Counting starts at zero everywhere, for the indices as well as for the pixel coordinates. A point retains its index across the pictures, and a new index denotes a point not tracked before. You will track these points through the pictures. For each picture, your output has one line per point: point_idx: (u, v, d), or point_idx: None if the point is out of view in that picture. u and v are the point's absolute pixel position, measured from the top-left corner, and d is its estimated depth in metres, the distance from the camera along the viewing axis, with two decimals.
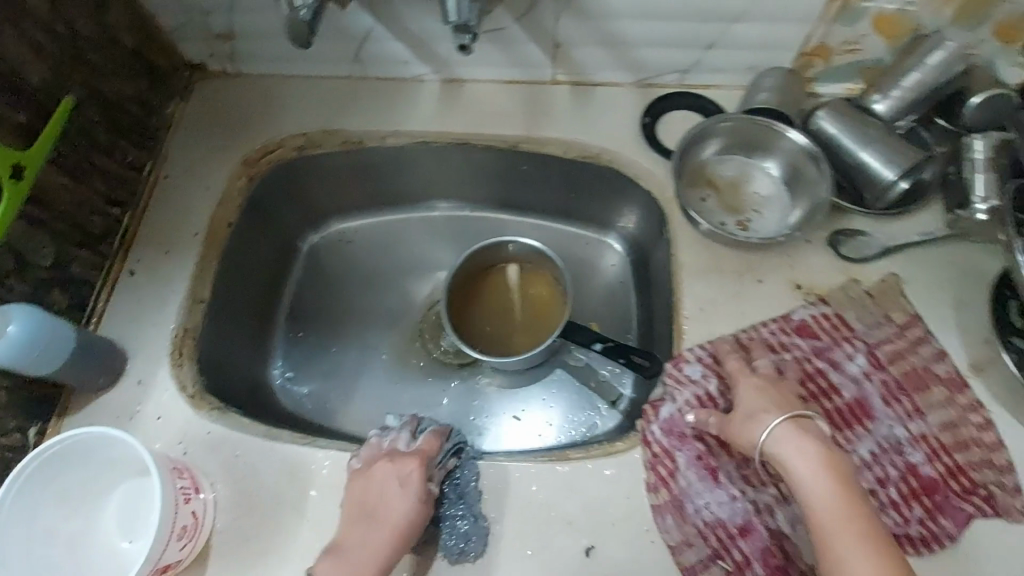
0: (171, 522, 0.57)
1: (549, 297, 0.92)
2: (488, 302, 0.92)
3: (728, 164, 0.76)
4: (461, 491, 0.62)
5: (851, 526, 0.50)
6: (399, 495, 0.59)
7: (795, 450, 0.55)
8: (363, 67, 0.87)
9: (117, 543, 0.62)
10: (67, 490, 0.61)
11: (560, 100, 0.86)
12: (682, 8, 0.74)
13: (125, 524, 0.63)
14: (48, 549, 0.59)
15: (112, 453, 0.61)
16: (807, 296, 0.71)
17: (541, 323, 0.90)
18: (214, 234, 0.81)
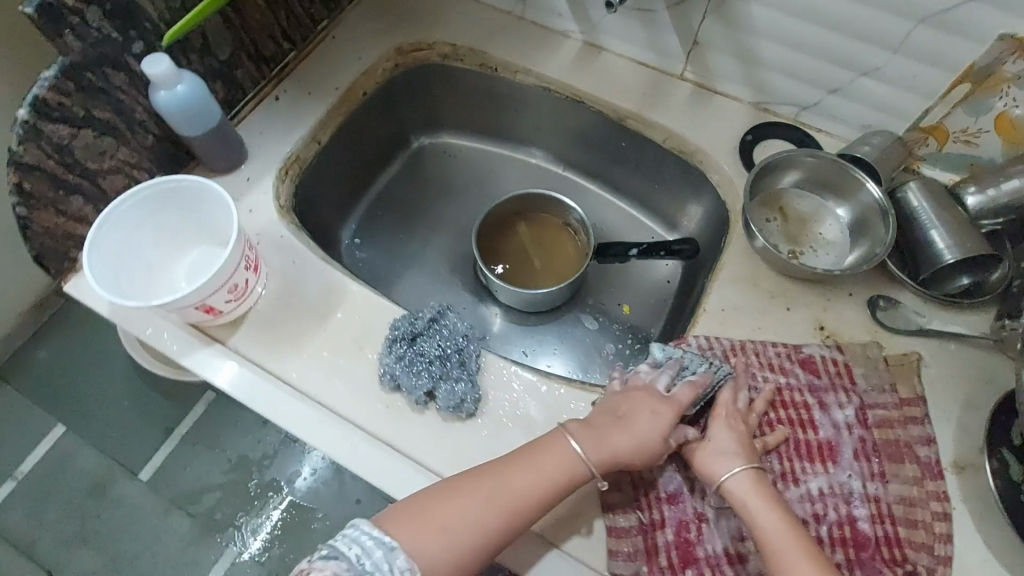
0: (228, 276, 0.68)
1: (560, 243, 1.04)
2: (515, 245, 1.04)
3: (806, 200, 0.80)
4: (462, 361, 0.69)
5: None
6: (660, 415, 0.63)
7: (759, 506, 0.59)
8: (525, 8, 0.98)
9: (177, 280, 0.77)
10: (161, 224, 0.75)
11: (679, 95, 0.92)
12: (821, 46, 0.79)
13: (191, 270, 0.77)
14: (132, 259, 0.73)
15: (206, 211, 0.75)
16: (825, 339, 0.74)
17: (558, 269, 1.02)
18: (349, 95, 0.94)
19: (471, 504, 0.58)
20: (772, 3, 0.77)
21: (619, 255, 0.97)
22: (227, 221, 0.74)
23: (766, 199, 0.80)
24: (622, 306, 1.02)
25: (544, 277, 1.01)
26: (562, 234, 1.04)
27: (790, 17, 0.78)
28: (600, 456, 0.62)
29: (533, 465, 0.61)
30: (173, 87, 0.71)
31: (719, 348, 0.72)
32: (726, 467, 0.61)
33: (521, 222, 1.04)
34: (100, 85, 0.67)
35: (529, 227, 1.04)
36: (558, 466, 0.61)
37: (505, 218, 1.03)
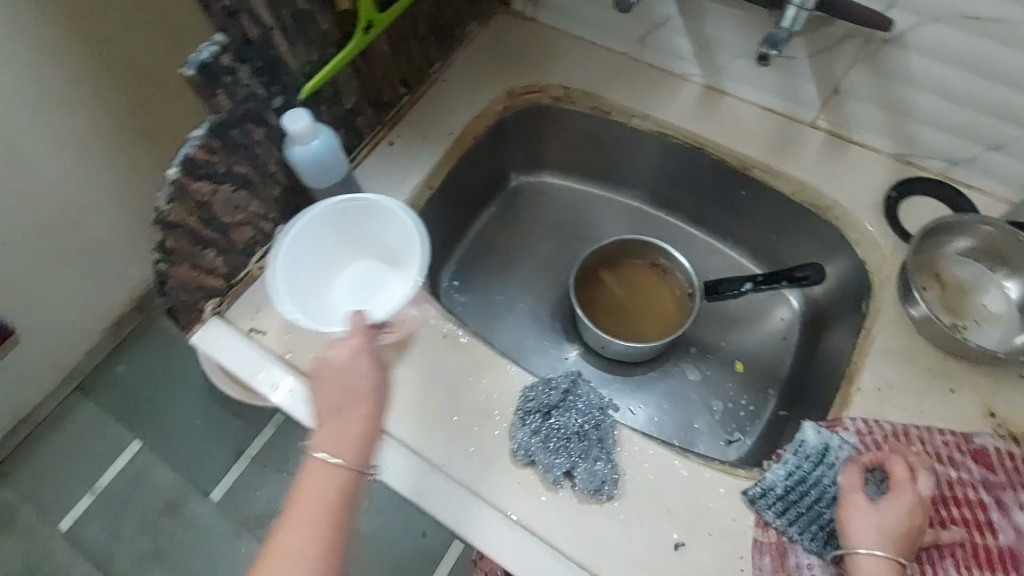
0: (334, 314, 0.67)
1: (650, 287, 0.99)
2: (608, 294, 0.98)
3: (967, 267, 0.73)
4: (601, 438, 0.66)
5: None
6: (353, 370, 0.58)
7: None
8: (642, 49, 0.94)
9: (360, 299, 0.75)
10: (334, 230, 0.76)
11: (811, 144, 0.86)
12: (988, 101, 0.72)
13: (355, 293, 0.76)
14: (309, 257, 0.74)
15: (392, 228, 0.75)
16: (996, 427, 0.67)
17: (653, 320, 0.97)
18: (461, 140, 0.92)
19: (292, 538, 0.51)
20: (937, 55, 0.71)
21: (733, 292, 0.88)
22: (390, 230, 0.75)
23: (915, 266, 0.73)
24: (735, 362, 0.96)
25: (648, 329, 0.96)
26: (657, 278, 0.99)
27: (955, 70, 0.71)
28: (343, 451, 0.55)
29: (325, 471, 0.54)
30: (308, 141, 0.71)
31: (883, 432, 0.66)
32: (866, 541, 0.56)
33: (608, 272, 1.00)
34: (243, 141, 0.68)
35: (617, 277, 0.99)
36: (320, 493, 0.53)
37: (594, 267, 0.99)
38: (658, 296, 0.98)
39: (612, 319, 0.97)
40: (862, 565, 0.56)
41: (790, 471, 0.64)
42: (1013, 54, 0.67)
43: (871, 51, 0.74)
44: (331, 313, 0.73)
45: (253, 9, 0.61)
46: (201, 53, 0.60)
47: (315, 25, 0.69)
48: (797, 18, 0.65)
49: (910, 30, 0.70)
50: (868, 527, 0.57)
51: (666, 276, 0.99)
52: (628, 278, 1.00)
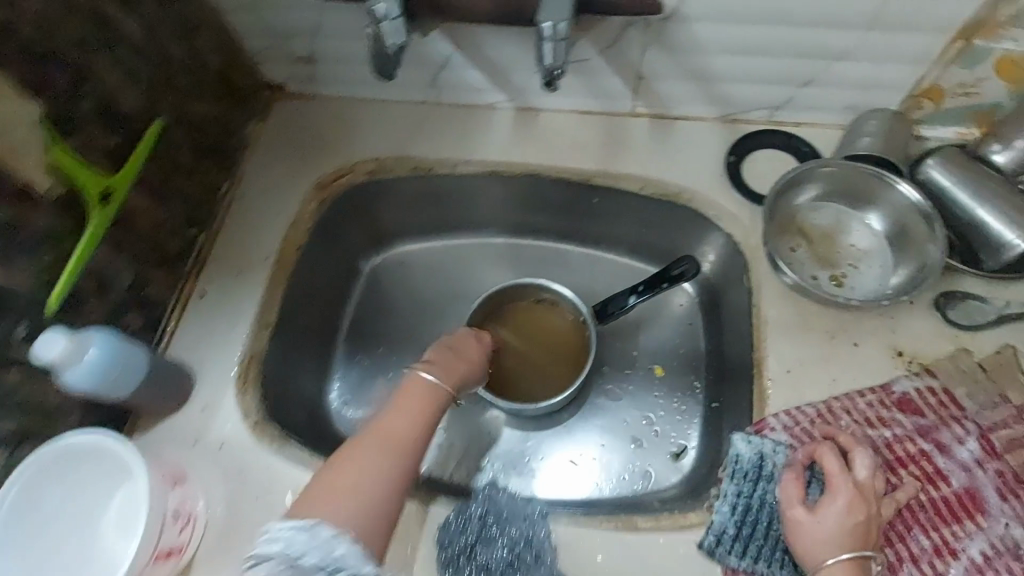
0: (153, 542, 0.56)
1: (543, 325, 0.92)
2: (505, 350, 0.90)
3: (824, 212, 0.70)
4: (537, 555, 0.60)
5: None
6: (404, 414, 0.61)
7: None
8: (439, 92, 0.85)
9: (121, 547, 0.57)
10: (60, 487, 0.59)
11: (638, 134, 0.81)
12: (782, 45, 0.69)
13: (117, 529, 0.58)
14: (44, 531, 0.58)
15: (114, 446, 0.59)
16: (909, 365, 0.64)
17: (557, 359, 0.90)
18: (283, 259, 0.81)
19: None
20: (717, 18, 0.67)
21: (621, 308, 0.85)
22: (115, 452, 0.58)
23: (773, 233, 0.70)
24: (655, 368, 0.91)
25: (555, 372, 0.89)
26: (544, 318, 0.92)
27: (740, 27, 0.67)
28: (349, 509, 0.53)
29: (367, 452, 0.57)
30: (81, 358, 0.59)
31: (808, 418, 0.62)
32: (824, 553, 0.54)
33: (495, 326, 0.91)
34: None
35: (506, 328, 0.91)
36: (333, 511, 0.53)
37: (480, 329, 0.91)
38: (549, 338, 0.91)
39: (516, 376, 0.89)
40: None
41: (735, 501, 0.61)
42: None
43: (655, 32, 0.69)
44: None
45: None
46: None
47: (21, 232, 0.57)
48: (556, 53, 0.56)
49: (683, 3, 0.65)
50: (817, 534, 0.55)
51: (556, 308, 0.92)
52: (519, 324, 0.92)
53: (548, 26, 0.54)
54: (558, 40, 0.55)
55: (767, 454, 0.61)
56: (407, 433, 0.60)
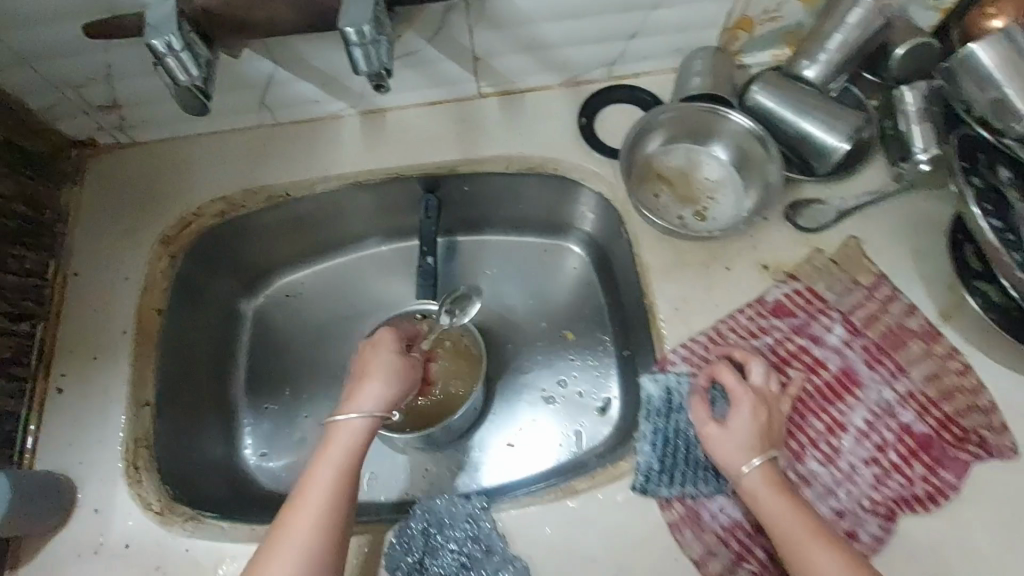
0: None
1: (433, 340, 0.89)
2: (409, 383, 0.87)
3: (676, 153, 0.74)
4: (488, 547, 0.61)
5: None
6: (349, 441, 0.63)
7: (777, 499, 0.56)
8: (273, 112, 0.79)
9: None
10: None
11: (490, 114, 0.81)
12: (601, 4, 0.71)
13: None
14: None
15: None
16: (776, 275, 0.70)
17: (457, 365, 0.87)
18: (144, 330, 0.72)
19: None
20: None
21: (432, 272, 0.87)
22: None
23: (633, 185, 0.74)
24: (565, 333, 0.92)
25: (454, 392, 0.86)
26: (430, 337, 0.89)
27: None
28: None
29: (300, 523, 0.56)
30: None
31: (700, 346, 0.67)
32: (740, 463, 0.58)
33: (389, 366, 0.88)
34: None
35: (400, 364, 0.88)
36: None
37: None
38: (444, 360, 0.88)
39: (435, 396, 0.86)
40: (748, 487, 0.57)
41: (653, 439, 0.64)
42: None
43: (478, 10, 0.68)
44: None
45: None
46: None
47: None
48: (370, 55, 0.53)
49: None
50: (725, 447, 0.59)
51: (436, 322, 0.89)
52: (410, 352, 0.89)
53: (353, 32, 0.51)
54: (368, 42, 0.52)
55: (674, 387, 0.65)
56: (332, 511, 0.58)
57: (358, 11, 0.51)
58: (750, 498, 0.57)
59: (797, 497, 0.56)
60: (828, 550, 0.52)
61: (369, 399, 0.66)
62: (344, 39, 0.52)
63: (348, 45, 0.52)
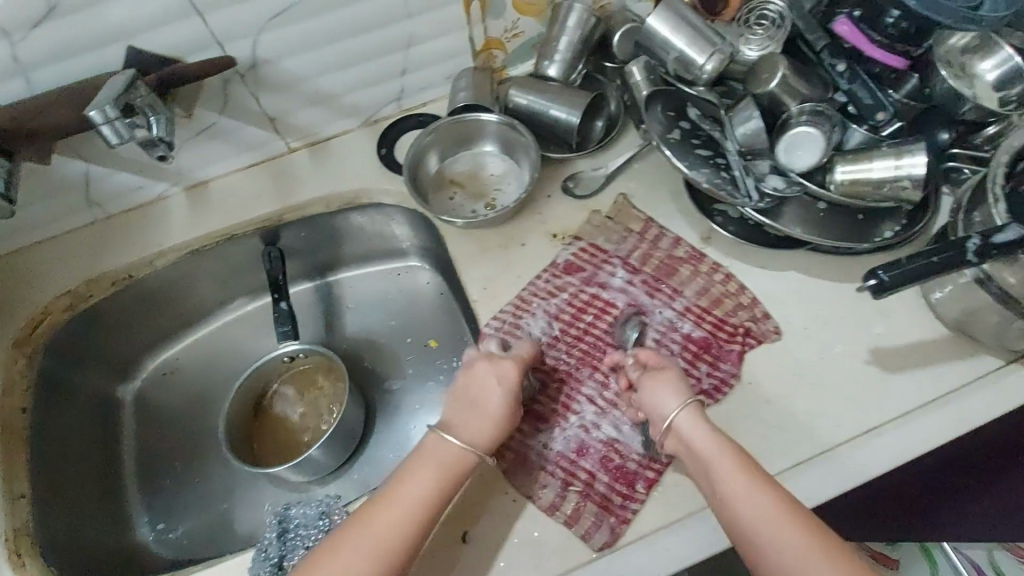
0: None
1: (297, 373, 0.96)
2: (280, 420, 0.94)
3: (461, 159, 0.86)
4: None
5: (769, 517, 0.54)
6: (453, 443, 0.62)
7: (705, 433, 0.60)
8: (103, 206, 0.87)
9: None
10: None
11: (304, 164, 0.91)
12: (361, 52, 0.83)
13: None
14: None
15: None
16: (564, 240, 0.81)
17: (321, 389, 0.95)
18: (7, 429, 0.77)
19: None
20: (293, 49, 0.78)
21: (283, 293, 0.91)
22: None
23: (430, 195, 0.85)
24: (429, 342, 1.00)
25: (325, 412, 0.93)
26: (293, 372, 0.96)
27: (316, 51, 0.80)
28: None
29: (380, 531, 0.56)
30: None
31: (508, 315, 0.76)
32: (671, 406, 0.62)
33: (258, 409, 0.94)
34: None
35: (269, 404, 0.94)
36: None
37: (249, 419, 0.92)
38: (311, 389, 0.95)
39: (307, 421, 0.93)
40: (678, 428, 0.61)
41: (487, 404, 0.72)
42: (335, 16, 0.77)
43: (254, 78, 0.79)
44: None
45: None
46: None
47: None
48: (118, 129, 0.64)
49: (255, 49, 0.76)
50: (656, 402, 0.63)
51: (302, 360, 0.95)
52: (278, 391, 0.95)
53: (96, 116, 0.62)
54: (113, 119, 0.63)
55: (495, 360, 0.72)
56: (414, 533, 0.57)
57: (104, 95, 0.63)
58: (679, 435, 0.61)
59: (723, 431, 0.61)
60: (752, 480, 0.56)
61: (479, 435, 0.63)
62: (94, 124, 0.63)
63: (97, 126, 0.63)
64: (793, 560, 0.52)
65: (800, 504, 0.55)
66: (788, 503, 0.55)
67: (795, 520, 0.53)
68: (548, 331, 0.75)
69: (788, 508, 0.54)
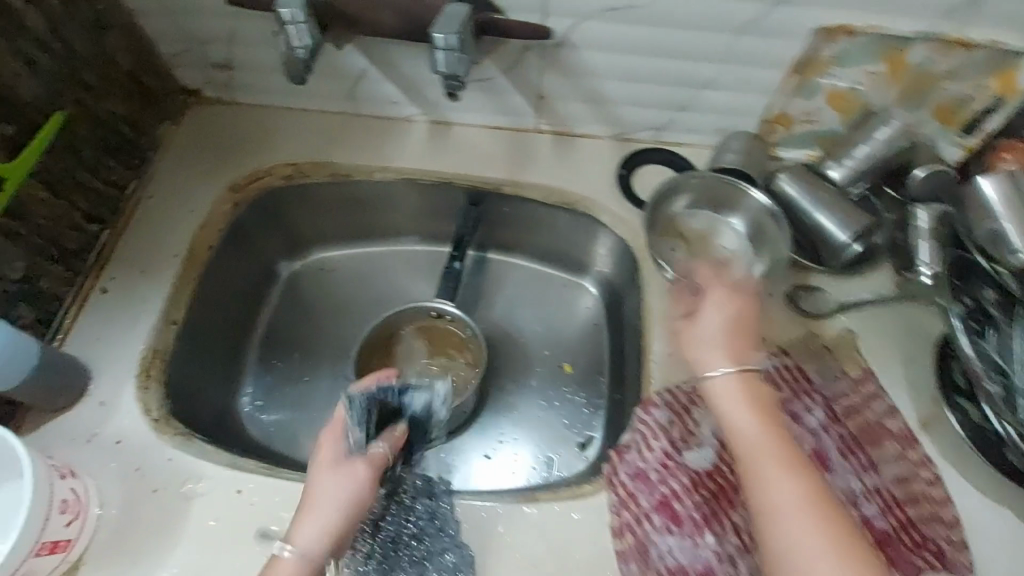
0: (40, 528, 0.55)
1: (435, 331, 0.94)
2: (401, 367, 0.93)
3: (699, 217, 0.80)
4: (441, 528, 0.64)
5: (757, 460, 0.56)
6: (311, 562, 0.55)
7: (734, 400, 0.61)
8: (356, 104, 0.89)
9: None
10: None
11: (543, 148, 0.89)
12: (658, 73, 0.79)
13: None
14: None
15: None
16: (769, 348, 0.74)
17: (450, 356, 0.93)
18: (193, 258, 0.80)
19: None
20: (604, 46, 0.76)
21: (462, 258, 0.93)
22: None
23: (653, 236, 0.80)
24: (564, 364, 0.96)
25: (452, 378, 0.92)
26: (429, 330, 0.94)
27: (621, 55, 0.77)
28: None
29: None
30: None
31: (684, 395, 0.70)
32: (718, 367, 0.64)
33: (386, 348, 0.93)
34: None
35: (394, 350, 0.94)
36: None
37: (374, 354, 0.93)
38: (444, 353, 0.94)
39: (428, 379, 0.93)
40: (715, 394, 0.62)
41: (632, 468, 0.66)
42: (660, 33, 0.74)
43: (553, 55, 0.78)
44: None
45: None
46: None
47: None
48: (450, 61, 0.63)
49: (573, 32, 0.74)
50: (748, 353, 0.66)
51: (444, 321, 0.94)
52: (409, 342, 0.94)
53: (441, 38, 0.62)
54: (451, 48, 0.62)
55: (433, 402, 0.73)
56: None
57: (453, 23, 0.62)
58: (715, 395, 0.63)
59: (776, 425, 0.58)
60: (773, 467, 0.54)
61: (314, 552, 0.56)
62: (433, 44, 0.62)
63: (434, 47, 0.62)
64: (768, 488, 0.53)
65: (842, 521, 0.51)
66: (805, 477, 0.53)
67: (790, 476, 0.53)
68: (719, 434, 0.67)
69: (804, 482, 0.53)
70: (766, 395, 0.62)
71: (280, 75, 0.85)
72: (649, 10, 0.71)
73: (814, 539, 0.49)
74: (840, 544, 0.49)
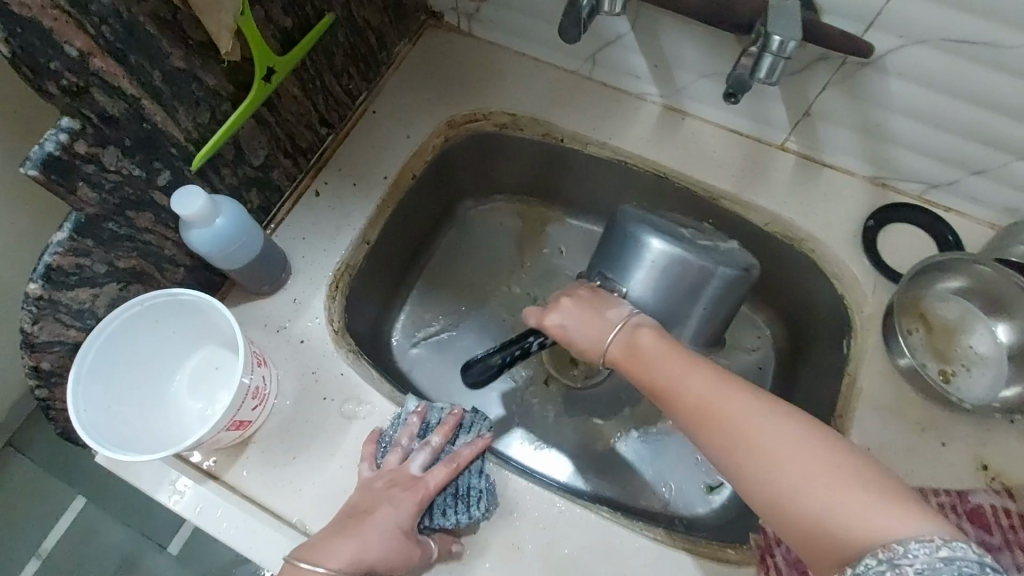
0: (235, 408, 0.59)
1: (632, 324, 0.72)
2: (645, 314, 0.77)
3: (951, 305, 0.68)
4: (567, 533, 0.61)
5: (708, 406, 0.48)
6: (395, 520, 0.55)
7: (648, 358, 0.54)
8: (594, 67, 0.83)
9: (193, 406, 0.63)
10: (161, 344, 0.63)
11: (782, 169, 0.79)
12: (970, 126, 0.66)
13: (195, 385, 0.64)
14: (131, 383, 0.61)
15: (203, 302, 0.60)
16: (990, 481, 0.63)
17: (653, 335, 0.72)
18: (399, 182, 0.81)
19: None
20: (919, 78, 0.64)
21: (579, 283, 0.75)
22: (185, 326, 0.63)
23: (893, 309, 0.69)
24: None
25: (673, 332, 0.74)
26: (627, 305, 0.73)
27: (933, 93, 0.65)
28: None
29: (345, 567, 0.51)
30: (212, 221, 0.59)
31: None
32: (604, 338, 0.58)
33: None
34: (146, 252, 0.59)
35: None
36: None
37: None
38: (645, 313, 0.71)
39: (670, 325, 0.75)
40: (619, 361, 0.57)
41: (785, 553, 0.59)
42: (1002, 82, 0.61)
43: (848, 73, 0.67)
44: (180, 415, 0.63)
45: (108, 81, 0.48)
46: (43, 145, 0.46)
47: (198, 84, 0.56)
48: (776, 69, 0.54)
49: (889, 54, 0.63)
50: (578, 331, 0.60)
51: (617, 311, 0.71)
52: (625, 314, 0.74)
53: (779, 41, 0.53)
54: (782, 55, 0.54)
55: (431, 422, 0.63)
56: None
57: (783, 28, 0.54)
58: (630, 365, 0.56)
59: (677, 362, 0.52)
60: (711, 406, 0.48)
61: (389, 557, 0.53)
62: (765, 44, 0.54)
63: (766, 49, 0.54)
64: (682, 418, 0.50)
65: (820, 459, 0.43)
66: (725, 378, 0.49)
67: (746, 395, 0.47)
68: None
69: (724, 384, 0.49)
70: (666, 368, 0.52)
71: (533, 18, 0.81)
72: (1002, 52, 0.58)
73: (778, 462, 0.43)
74: (767, 430, 0.45)
